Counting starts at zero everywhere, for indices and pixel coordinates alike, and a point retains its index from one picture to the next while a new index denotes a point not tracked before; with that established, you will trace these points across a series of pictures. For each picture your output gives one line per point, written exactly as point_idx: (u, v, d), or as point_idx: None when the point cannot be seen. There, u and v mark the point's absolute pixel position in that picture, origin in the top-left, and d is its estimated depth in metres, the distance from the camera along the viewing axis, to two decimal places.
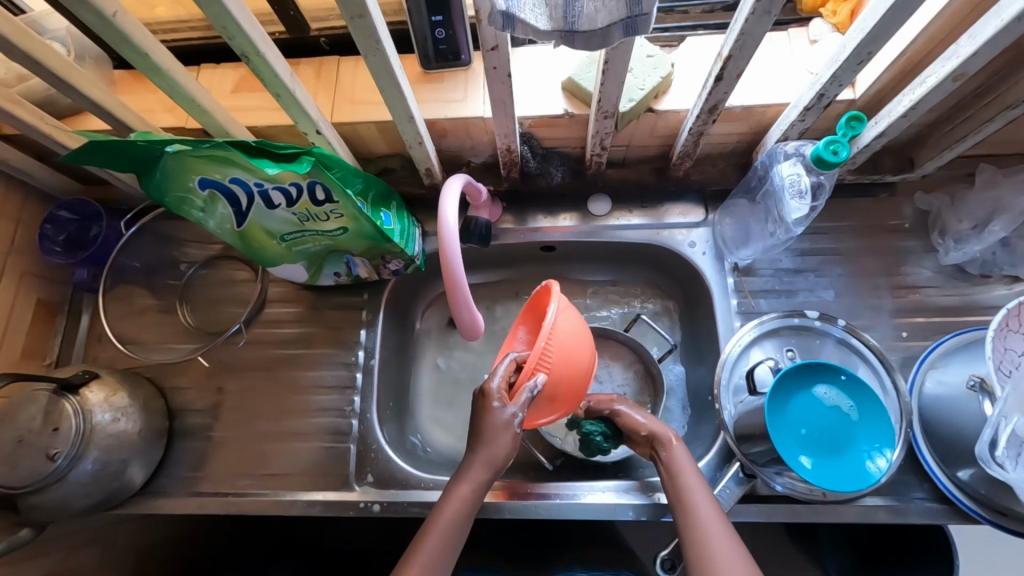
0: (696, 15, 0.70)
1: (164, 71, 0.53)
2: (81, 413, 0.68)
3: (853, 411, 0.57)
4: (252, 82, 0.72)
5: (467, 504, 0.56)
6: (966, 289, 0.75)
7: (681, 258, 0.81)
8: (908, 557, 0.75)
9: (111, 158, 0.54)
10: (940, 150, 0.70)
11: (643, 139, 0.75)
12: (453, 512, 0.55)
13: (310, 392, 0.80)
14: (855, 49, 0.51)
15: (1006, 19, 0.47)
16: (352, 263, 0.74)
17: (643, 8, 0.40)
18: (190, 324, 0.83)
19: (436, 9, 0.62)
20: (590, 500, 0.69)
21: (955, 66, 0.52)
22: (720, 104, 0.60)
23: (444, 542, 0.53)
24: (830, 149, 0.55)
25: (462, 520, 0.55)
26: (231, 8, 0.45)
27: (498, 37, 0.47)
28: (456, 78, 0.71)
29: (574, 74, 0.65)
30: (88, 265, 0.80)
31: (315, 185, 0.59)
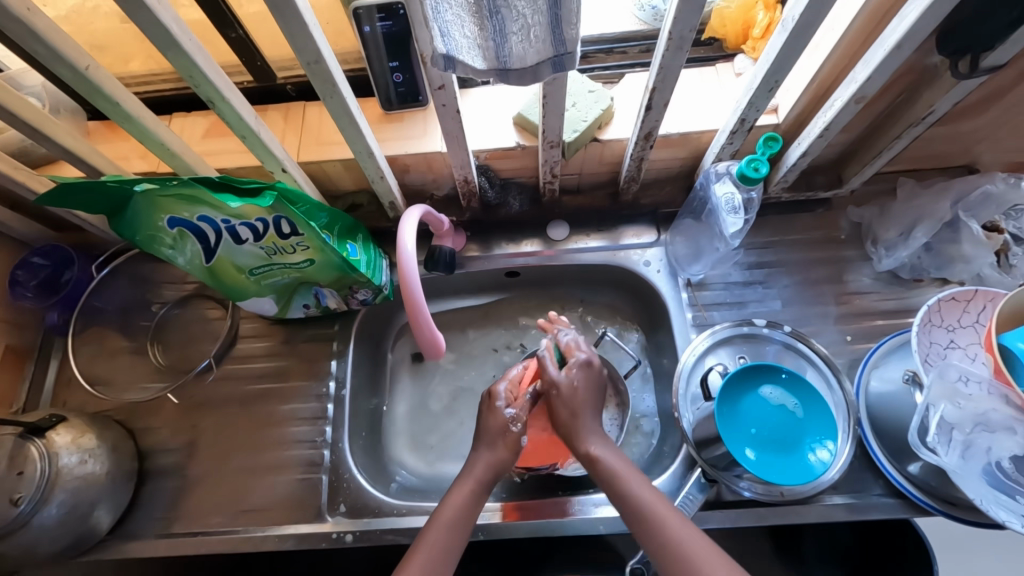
0: (634, 54, 0.78)
1: (135, 118, 0.57)
2: (47, 456, 0.68)
3: (798, 408, 0.60)
4: (222, 127, 0.76)
5: (467, 506, 0.60)
6: (903, 293, 0.80)
7: (638, 277, 0.85)
8: (876, 555, 0.76)
9: (84, 201, 0.57)
10: (861, 166, 0.77)
11: (594, 167, 0.81)
12: (454, 514, 0.59)
13: (283, 425, 0.81)
14: (764, 77, 0.57)
15: (888, 48, 0.53)
16: (321, 295, 0.77)
17: (567, 48, 0.46)
18: (161, 363, 0.85)
19: (394, 56, 0.68)
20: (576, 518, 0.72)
21: (854, 90, 0.59)
22: (654, 131, 0.66)
23: (443, 544, 0.57)
24: (751, 168, 0.61)
25: (465, 520, 0.59)
26: (196, 58, 0.50)
27: (443, 77, 0.53)
28: (416, 117, 0.76)
29: (522, 110, 0.71)
30: (60, 308, 0.82)
31: (280, 219, 0.62)
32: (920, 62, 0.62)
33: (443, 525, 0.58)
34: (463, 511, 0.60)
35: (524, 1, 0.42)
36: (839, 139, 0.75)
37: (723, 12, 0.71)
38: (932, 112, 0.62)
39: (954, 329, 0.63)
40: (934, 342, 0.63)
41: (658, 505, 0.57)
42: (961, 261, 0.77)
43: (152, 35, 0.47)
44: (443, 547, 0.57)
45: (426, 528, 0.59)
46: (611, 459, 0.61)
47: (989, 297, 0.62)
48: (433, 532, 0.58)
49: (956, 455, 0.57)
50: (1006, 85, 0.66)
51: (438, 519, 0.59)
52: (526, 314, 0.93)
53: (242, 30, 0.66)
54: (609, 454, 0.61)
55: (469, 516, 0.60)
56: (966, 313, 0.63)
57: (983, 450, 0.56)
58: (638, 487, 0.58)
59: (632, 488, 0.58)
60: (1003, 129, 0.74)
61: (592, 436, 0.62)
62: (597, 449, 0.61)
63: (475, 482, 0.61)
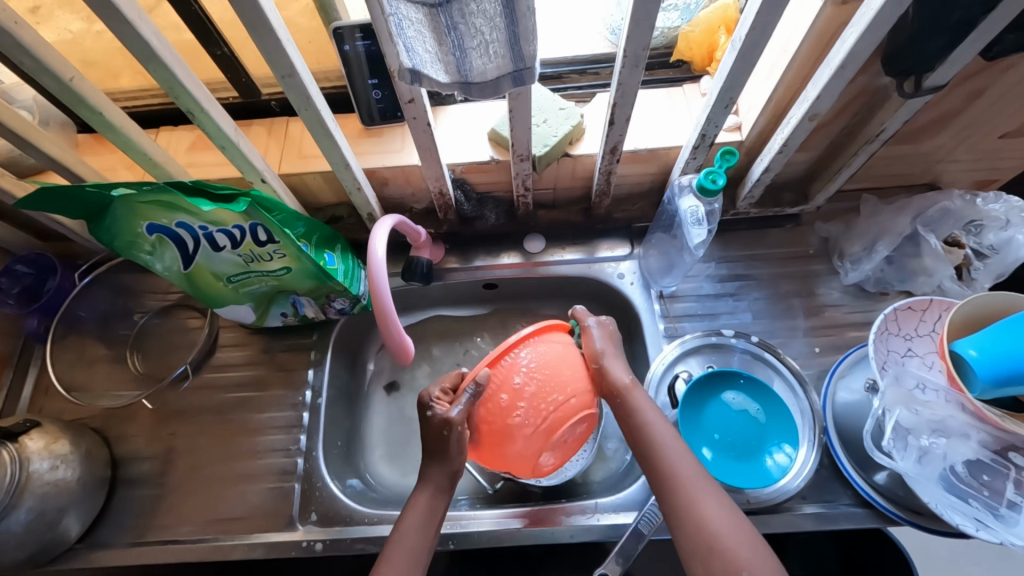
0: (606, 75, 0.81)
1: (118, 128, 0.60)
2: (18, 460, 0.68)
3: (761, 413, 0.62)
4: (206, 141, 0.78)
5: (426, 516, 0.61)
6: (869, 305, 0.82)
7: (613, 289, 0.87)
8: None
9: (66, 207, 0.59)
10: (823, 183, 0.80)
11: (567, 181, 0.83)
12: (414, 526, 0.60)
13: (258, 433, 0.81)
14: (719, 96, 0.61)
15: (834, 68, 0.56)
16: (299, 304, 0.79)
17: (526, 63, 0.48)
18: (139, 371, 0.85)
19: (373, 73, 0.71)
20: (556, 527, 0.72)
21: (807, 107, 0.62)
22: (619, 146, 0.69)
23: (410, 552, 0.59)
24: (709, 180, 0.64)
25: (427, 529, 0.61)
26: (176, 71, 0.52)
27: (412, 91, 0.55)
28: (394, 133, 0.79)
29: (495, 126, 0.74)
30: (39, 315, 0.83)
31: (256, 227, 0.64)
32: (871, 83, 0.65)
33: (406, 540, 0.59)
34: (425, 524, 0.61)
35: (481, 19, 0.45)
36: (802, 156, 0.78)
37: (688, 36, 0.75)
38: (884, 130, 0.65)
39: (911, 337, 0.64)
40: (892, 350, 0.64)
41: (685, 468, 0.57)
42: (923, 275, 0.79)
43: (133, 47, 0.50)
44: (409, 558, 0.58)
45: (391, 541, 0.60)
46: (657, 428, 0.61)
47: (944, 306, 0.63)
48: (398, 545, 0.59)
49: (911, 459, 0.59)
50: (956, 105, 0.69)
51: (400, 531, 0.60)
52: (505, 326, 0.95)
53: (227, 47, 0.69)
54: (620, 370, 0.64)
55: (429, 531, 0.61)
56: (922, 322, 0.64)
57: (940, 456, 0.57)
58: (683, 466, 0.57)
59: (675, 463, 0.58)
60: (959, 148, 0.77)
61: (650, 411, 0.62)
62: (608, 364, 0.64)
63: (434, 490, 0.62)
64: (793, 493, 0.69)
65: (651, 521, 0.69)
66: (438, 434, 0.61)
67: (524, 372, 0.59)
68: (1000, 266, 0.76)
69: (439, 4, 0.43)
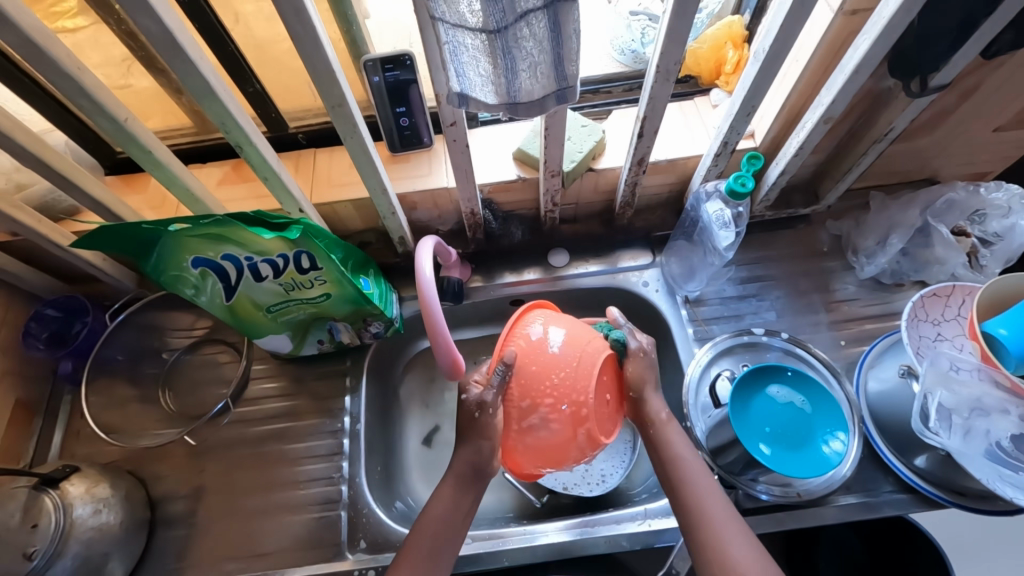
0: (619, 92, 0.84)
1: (166, 166, 0.61)
2: (62, 506, 0.67)
3: (806, 404, 0.64)
4: (237, 176, 0.80)
5: (453, 501, 0.61)
6: (887, 297, 0.86)
7: (638, 297, 0.89)
8: None
9: (117, 243, 0.60)
10: (835, 182, 0.84)
11: (589, 196, 0.86)
12: (443, 509, 0.61)
13: (299, 463, 0.80)
14: (742, 103, 0.65)
15: (848, 73, 0.60)
16: (335, 330, 0.79)
17: (569, 82, 0.51)
18: (171, 410, 0.84)
19: (399, 102, 0.73)
20: (604, 534, 0.72)
21: (822, 111, 0.66)
22: (646, 157, 0.73)
23: (434, 540, 0.60)
24: (739, 184, 0.68)
25: (452, 519, 0.61)
26: (229, 106, 0.54)
27: (455, 114, 0.58)
28: (421, 157, 0.81)
29: (522, 145, 0.77)
30: (72, 357, 0.82)
31: (301, 254, 0.65)
32: (876, 85, 0.69)
33: (434, 524, 0.60)
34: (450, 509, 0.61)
35: (532, 42, 0.47)
36: (812, 158, 0.82)
37: (696, 52, 0.79)
38: (893, 128, 0.69)
39: (939, 322, 0.68)
40: (923, 335, 0.67)
41: (713, 506, 0.60)
42: (936, 264, 0.83)
43: (191, 85, 0.52)
44: (428, 549, 0.59)
45: (413, 531, 0.61)
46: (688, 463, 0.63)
47: (967, 291, 0.67)
48: (421, 535, 0.60)
49: (959, 436, 0.60)
50: (953, 103, 0.73)
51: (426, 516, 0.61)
52: None
53: (259, 84, 0.71)
54: (679, 437, 0.64)
55: (459, 516, 0.61)
56: (947, 307, 0.68)
57: (983, 433, 0.59)
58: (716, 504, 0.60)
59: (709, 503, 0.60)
60: (958, 143, 0.82)
61: (699, 472, 0.62)
62: (668, 430, 0.64)
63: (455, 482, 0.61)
64: (841, 481, 0.70)
65: None
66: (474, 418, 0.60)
67: (552, 347, 0.60)
68: (1007, 251, 0.80)
69: (496, 31, 0.45)
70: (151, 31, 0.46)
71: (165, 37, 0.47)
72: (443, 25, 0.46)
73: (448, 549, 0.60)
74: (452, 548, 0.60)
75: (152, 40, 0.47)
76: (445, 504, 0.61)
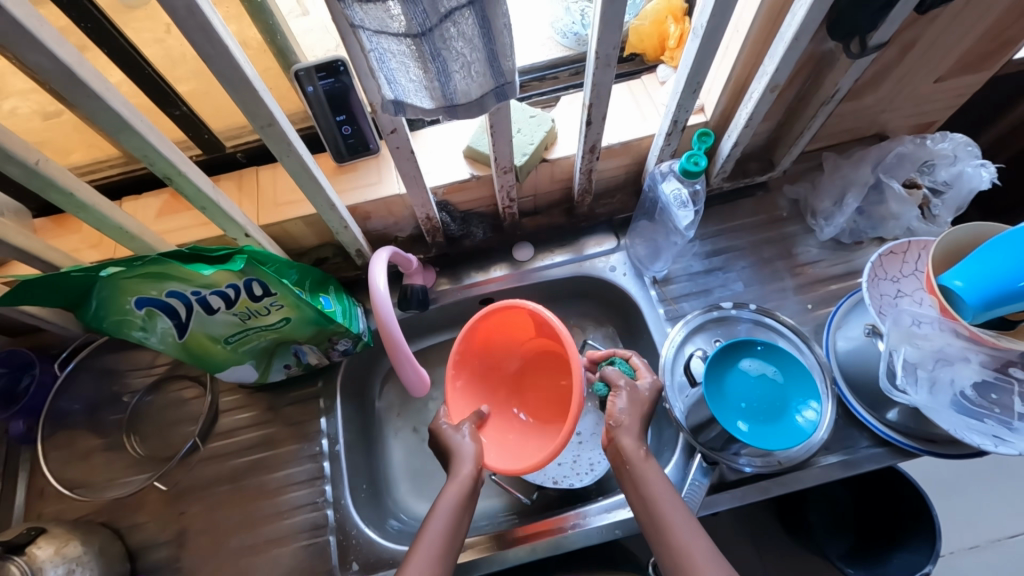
0: (566, 77, 0.83)
1: (90, 206, 0.57)
2: (30, 572, 0.63)
3: (778, 374, 0.65)
4: (175, 205, 0.75)
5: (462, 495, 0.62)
6: (848, 257, 0.87)
7: (607, 283, 0.89)
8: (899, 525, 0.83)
9: (49, 292, 0.57)
10: (788, 147, 0.83)
11: (546, 186, 0.85)
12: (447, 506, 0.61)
13: (280, 493, 0.78)
14: (687, 81, 0.64)
15: (788, 41, 0.60)
16: (301, 352, 0.77)
17: (507, 78, 0.49)
18: (140, 455, 0.81)
19: (339, 110, 0.69)
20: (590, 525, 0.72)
21: (767, 80, 0.65)
22: (597, 144, 0.72)
23: (442, 540, 0.59)
24: (691, 163, 0.70)
25: (459, 518, 0.61)
26: (149, 137, 0.51)
27: (394, 121, 0.56)
28: (368, 165, 0.78)
29: (471, 143, 0.75)
30: (24, 415, 0.78)
31: (251, 282, 0.63)
32: (818, 48, 0.68)
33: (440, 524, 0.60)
34: (461, 504, 0.62)
35: (461, 42, 0.45)
36: (763, 127, 0.82)
37: (638, 29, 0.78)
38: (838, 90, 0.69)
39: (899, 279, 0.70)
40: (884, 293, 0.69)
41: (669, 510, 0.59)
42: (892, 219, 0.84)
43: (102, 120, 0.48)
44: (439, 551, 0.59)
45: (424, 527, 0.61)
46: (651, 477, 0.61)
47: (922, 246, 0.69)
48: (430, 532, 0.60)
49: (925, 391, 0.62)
50: (893, 59, 0.74)
51: (437, 511, 0.61)
52: None
53: (185, 106, 0.67)
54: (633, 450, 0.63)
55: (462, 513, 0.62)
56: (905, 263, 0.70)
57: (948, 383, 0.61)
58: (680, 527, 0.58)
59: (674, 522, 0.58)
60: (902, 96, 0.83)
61: (651, 473, 0.61)
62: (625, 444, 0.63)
63: (465, 483, 0.63)
64: (818, 446, 0.71)
65: (693, 500, 0.70)
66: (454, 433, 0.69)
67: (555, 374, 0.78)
68: (956, 199, 0.82)
69: (421, 34, 0.43)
70: (46, 67, 0.42)
71: (63, 73, 0.43)
72: (365, 32, 0.43)
73: (453, 550, 0.60)
74: (454, 552, 0.60)
75: (48, 76, 0.43)
76: (447, 514, 0.61)
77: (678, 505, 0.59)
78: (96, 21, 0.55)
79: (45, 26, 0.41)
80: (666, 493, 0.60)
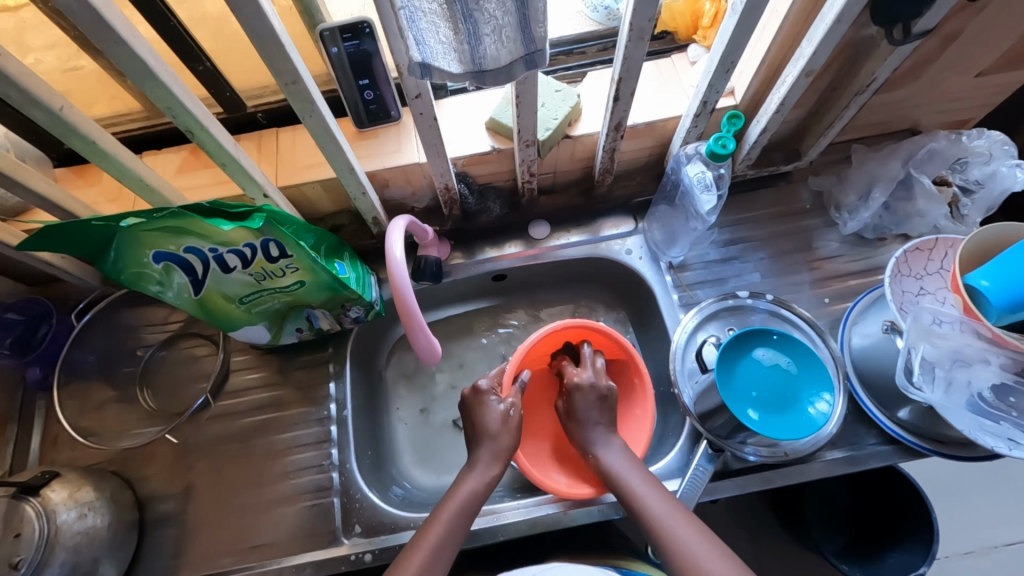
0: (593, 53, 0.81)
1: (112, 156, 0.57)
2: (44, 514, 0.65)
3: (792, 365, 0.65)
4: (194, 162, 0.75)
5: (468, 498, 0.64)
6: (869, 252, 0.85)
7: (622, 266, 0.88)
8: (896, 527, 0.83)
9: (71, 240, 0.57)
10: (817, 138, 0.81)
11: (566, 164, 0.84)
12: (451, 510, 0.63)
13: (287, 454, 0.79)
14: (720, 61, 0.62)
15: (829, 23, 0.57)
16: (313, 317, 0.77)
17: (538, 46, 0.48)
18: (152, 409, 0.82)
19: (362, 74, 0.68)
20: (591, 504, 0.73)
21: (803, 64, 0.63)
22: (623, 122, 0.70)
23: (446, 533, 0.61)
24: (719, 146, 0.69)
25: (464, 517, 0.63)
26: (174, 89, 0.51)
27: (419, 85, 0.55)
28: (389, 132, 0.77)
29: (494, 115, 0.73)
30: (40, 363, 0.79)
31: (269, 243, 0.63)
32: (857, 34, 0.66)
33: (447, 517, 0.62)
34: (475, 498, 0.64)
35: (494, 4, 0.43)
36: (793, 114, 0.80)
37: (672, 6, 0.75)
38: (875, 79, 0.67)
39: (922, 276, 0.68)
40: (906, 290, 0.68)
41: (655, 502, 0.61)
42: (918, 217, 0.82)
43: (127, 67, 0.48)
44: (441, 546, 0.60)
45: (428, 522, 0.62)
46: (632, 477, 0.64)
47: (950, 243, 0.67)
48: (436, 526, 0.62)
49: (941, 390, 0.61)
50: (934, 50, 0.71)
51: (440, 515, 0.63)
52: (517, 312, 0.95)
53: (209, 61, 0.66)
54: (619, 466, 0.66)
55: (471, 508, 0.64)
56: (930, 261, 0.68)
57: (964, 385, 0.60)
58: (678, 525, 0.59)
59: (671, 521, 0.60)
60: (939, 90, 0.80)
61: (628, 473, 0.65)
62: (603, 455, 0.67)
63: (484, 480, 0.65)
64: (826, 439, 0.70)
65: (695, 485, 0.70)
66: (502, 418, 0.69)
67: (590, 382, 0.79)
68: (987, 199, 0.80)
69: None
70: (73, 9, 0.42)
71: (90, 17, 0.42)
72: None
73: (453, 548, 0.61)
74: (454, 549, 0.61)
75: (75, 19, 0.42)
76: (456, 511, 0.63)
77: (660, 493, 0.62)
78: None
79: None
80: (647, 484, 0.63)
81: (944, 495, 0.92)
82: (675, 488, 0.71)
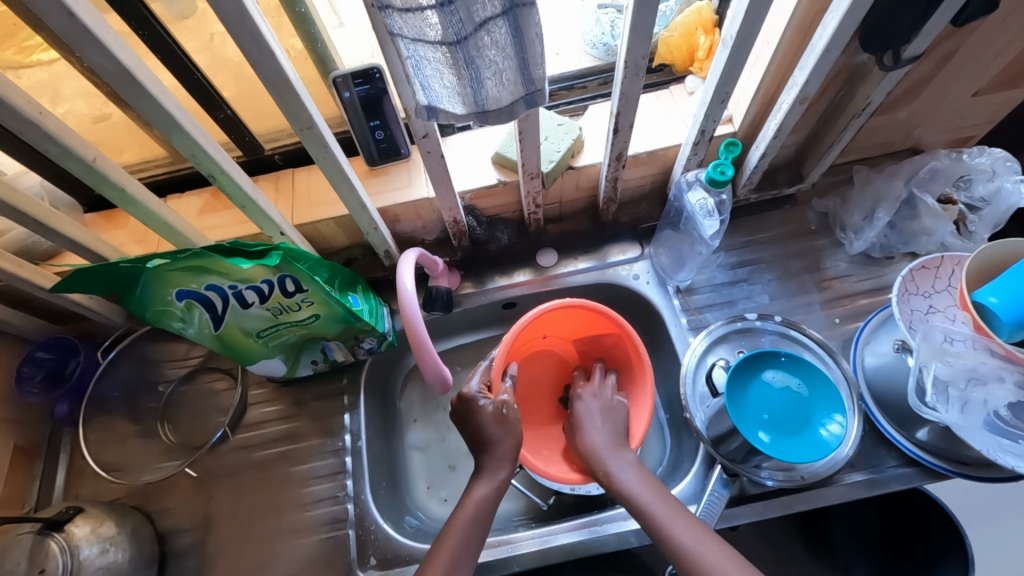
0: (594, 87, 0.84)
1: (141, 202, 0.61)
2: (68, 549, 0.67)
3: (803, 387, 0.64)
4: (215, 203, 0.79)
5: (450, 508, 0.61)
6: (877, 272, 0.85)
7: (630, 291, 0.89)
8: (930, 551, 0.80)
9: (99, 281, 0.60)
10: (817, 160, 0.83)
11: (571, 194, 0.86)
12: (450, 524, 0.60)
13: (303, 485, 0.80)
14: (715, 91, 0.65)
15: (819, 52, 0.60)
16: (328, 349, 0.79)
17: (538, 85, 0.51)
18: (172, 442, 0.84)
19: (374, 115, 0.72)
20: (606, 532, 0.72)
21: (797, 92, 0.65)
22: (624, 152, 0.72)
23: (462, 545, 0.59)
24: (718, 172, 0.70)
25: (477, 523, 0.61)
26: (198, 137, 0.54)
27: (426, 126, 0.58)
28: (399, 169, 0.80)
29: (499, 149, 0.76)
30: (68, 397, 0.82)
31: (285, 278, 0.65)
32: (849, 61, 0.68)
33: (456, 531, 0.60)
34: (487, 504, 0.62)
35: (494, 50, 0.46)
36: (792, 139, 0.82)
37: (668, 41, 0.78)
38: (869, 103, 0.69)
39: (931, 294, 0.68)
40: (915, 309, 0.68)
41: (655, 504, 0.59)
42: (925, 234, 0.82)
43: (156, 120, 0.51)
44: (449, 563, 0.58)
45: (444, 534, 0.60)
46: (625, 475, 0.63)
47: (956, 261, 0.68)
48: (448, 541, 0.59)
49: (958, 410, 0.60)
50: (928, 72, 0.73)
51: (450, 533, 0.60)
52: None
53: (229, 109, 0.70)
54: (628, 475, 0.62)
55: (486, 514, 0.62)
56: (938, 279, 0.68)
57: (981, 403, 0.59)
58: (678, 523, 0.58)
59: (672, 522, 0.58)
60: (936, 111, 0.81)
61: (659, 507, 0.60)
62: (614, 472, 0.63)
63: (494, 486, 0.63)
64: (843, 462, 0.69)
65: (711, 510, 0.69)
66: (495, 416, 0.66)
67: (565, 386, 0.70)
68: (994, 215, 0.79)
69: (456, 42, 0.45)
70: (108, 70, 0.46)
71: (123, 76, 0.46)
72: (403, 40, 0.45)
73: (471, 553, 0.59)
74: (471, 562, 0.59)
75: (110, 79, 0.46)
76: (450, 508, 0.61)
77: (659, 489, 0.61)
78: (153, 29, 0.59)
79: (109, 31, 0.44)
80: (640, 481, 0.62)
81: (976, 520, 0.90)
82: (691, 515, 0.70)
